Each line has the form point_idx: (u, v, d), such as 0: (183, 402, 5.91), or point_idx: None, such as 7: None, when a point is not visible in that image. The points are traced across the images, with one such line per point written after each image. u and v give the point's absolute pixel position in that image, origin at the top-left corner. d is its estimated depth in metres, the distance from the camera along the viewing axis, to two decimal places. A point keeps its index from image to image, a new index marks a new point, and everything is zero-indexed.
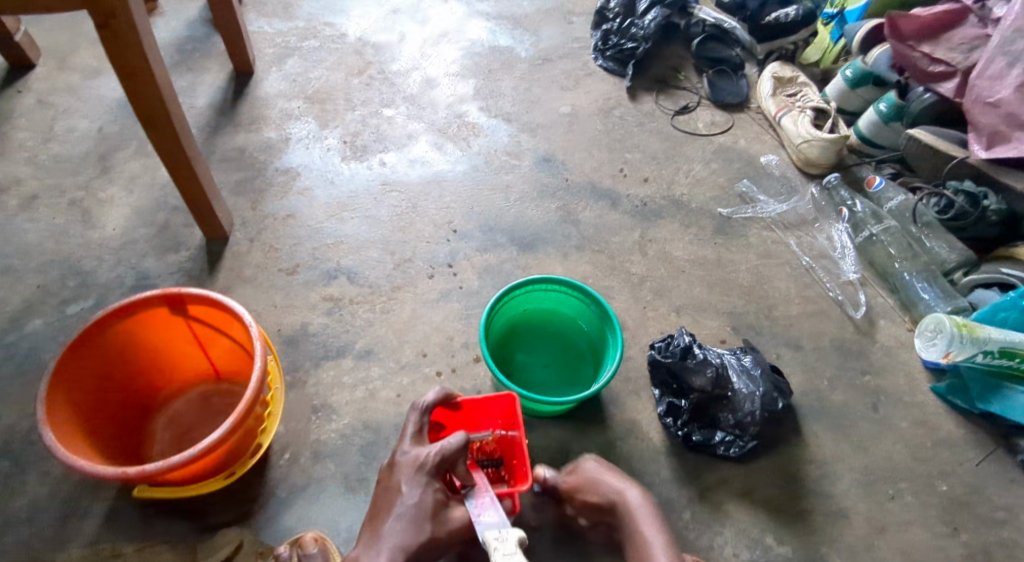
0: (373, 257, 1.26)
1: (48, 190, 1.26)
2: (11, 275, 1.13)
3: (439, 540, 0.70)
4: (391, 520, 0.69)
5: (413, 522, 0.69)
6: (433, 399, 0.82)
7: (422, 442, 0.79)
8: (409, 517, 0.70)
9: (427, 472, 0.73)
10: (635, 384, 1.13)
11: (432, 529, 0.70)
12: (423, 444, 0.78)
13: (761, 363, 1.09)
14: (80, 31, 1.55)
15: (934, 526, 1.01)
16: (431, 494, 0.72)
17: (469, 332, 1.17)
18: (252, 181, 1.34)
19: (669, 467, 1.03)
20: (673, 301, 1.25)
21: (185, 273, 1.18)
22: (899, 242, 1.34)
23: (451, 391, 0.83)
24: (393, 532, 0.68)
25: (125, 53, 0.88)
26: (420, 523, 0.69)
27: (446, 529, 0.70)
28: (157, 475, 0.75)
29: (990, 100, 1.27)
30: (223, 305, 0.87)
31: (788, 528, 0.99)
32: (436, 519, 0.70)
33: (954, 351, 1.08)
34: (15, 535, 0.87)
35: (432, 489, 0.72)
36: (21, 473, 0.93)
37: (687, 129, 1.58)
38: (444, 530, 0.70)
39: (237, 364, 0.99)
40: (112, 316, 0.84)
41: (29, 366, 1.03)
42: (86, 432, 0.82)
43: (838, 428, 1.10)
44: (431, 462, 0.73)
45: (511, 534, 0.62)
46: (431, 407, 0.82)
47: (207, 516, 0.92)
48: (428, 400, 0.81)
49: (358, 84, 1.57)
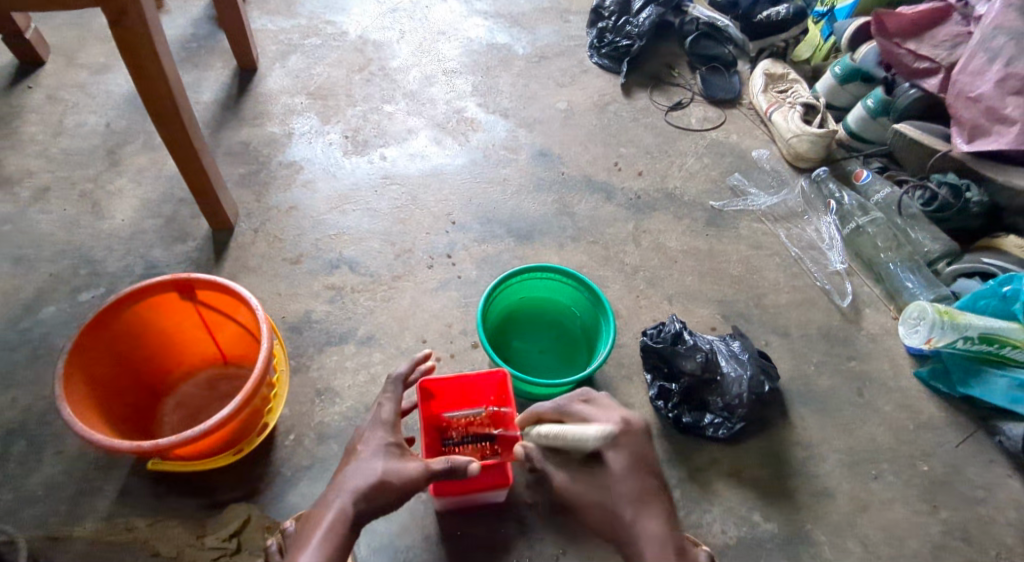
0: (374, 248, 1.30)
1: (59, 182, 1.29)
2: (24, 264, 1.17)
3: (389, 485, 0.71)
4: (347, 470, 0.73)
5: (365, 469, 0.72)
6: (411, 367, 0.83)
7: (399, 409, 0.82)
8: (363, 466, 0.73)
9: (384, 427, 0.77)
10: (628, 369, 1.17)
11: (381, 472, 0.72)
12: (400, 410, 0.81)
13: (749, 348, 1.13)
14: (88, 28, 1.59)
15: (915, 504, 1.05)
16: (387, 450, 0.75)
17: (468, 320, 1.21)
18: (256, 174, 1.38)
19: (659, 448, 1.07)
20: (665, 291, 1.29)
21: (193, 263, 1.22)
22: (885, 234, 1.36)
23: (423, 358, 0.83)
24: (346, 479, 0.71)
25: (137, 50, 0.91)
26: (370, 468, 0.72)
27: (396, 473, 0.72)
28: (169, 449, 0.79)
29: (971, 95, 1.31)
30: (230, 290, 0.91)
31: (775, 506, 1.02)
32: (387, 465, 0.73)
33: (936, 336, 1.12)
34: (32, 510, 0.91)
35: (388, 443, 0.76)
36: (37, 451, 0.96)
37: (680, 125, 1.61)
38: (395, 475, 0.72)
39: (243, 349, 1.03)
40: (125, 300, 0.88)
41: (43, 350, 1.07)
42: (101, 410, 0.86)
43: (823, 411, 1.14)
44: (389, 418, 0.78)
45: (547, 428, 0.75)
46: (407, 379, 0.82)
47: (215, 493, 0.96)
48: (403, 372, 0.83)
49: (359, 81, 1.61)
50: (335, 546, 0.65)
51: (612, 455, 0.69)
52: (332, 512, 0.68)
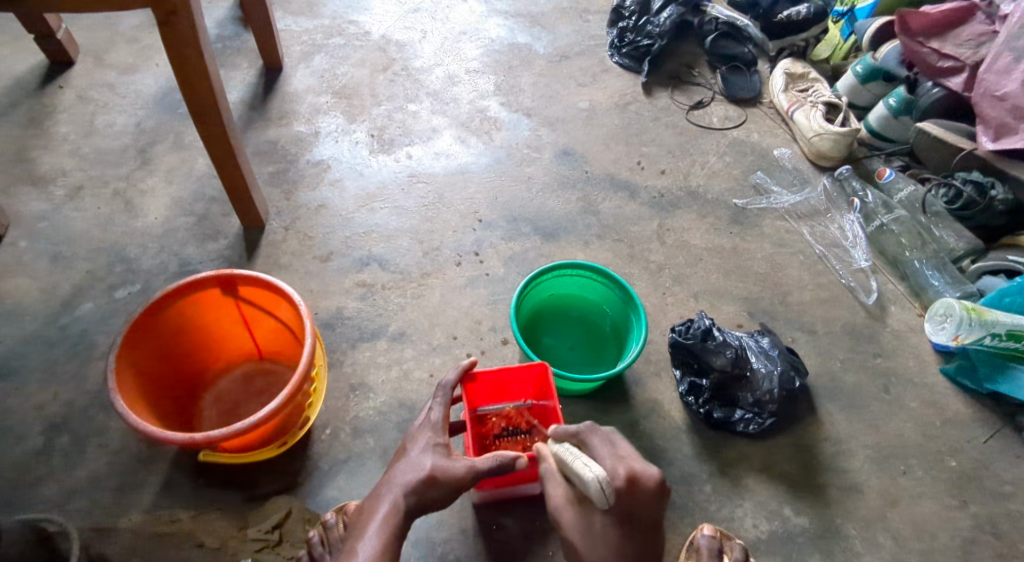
0: (403, 245, 1.31)
1: (93, 181, 1.31)
2: (61, 261, 1.19)
3: (437, 481, 0.73)
4: (396, 467, 0.76)
5: (412, 467, 0.75)
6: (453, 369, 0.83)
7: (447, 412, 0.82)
8: (410, 464, 0.75)
9: (432, 426, 0.79)
10: (656, 365, 1.18)
11: (429, 469, 0.74)
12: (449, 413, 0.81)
13: (778, 344, 1.14)
14: (117, 29, 1.61)
15: (944, 499, 1.06)
16: (432, 449, 0.77)
17: (497, 317, 1.22)
18: (285, 173, 1.40)
19: (690, 444, 1.08)
20: (691, 288, 1.30)
21: (225, 260, 1.23)
22: (909, 232, 1.39)
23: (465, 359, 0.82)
24: (395, 476, 0.75)
25: (185, 49, 0.93)
26: (418, 464, 0.75)
27: (442, 469, 0.73)
28: (220, 441, 0.80)
29: (997, 94, 1.32)
30: (273, 286, 0.92)
31: (806, 501, 1.03)
32: (435, 462, 0.74)
33: (963, 334, 1.12)
34: (78, 502, 0.93)
35: (435, 443, 0.77)
36: (81, 445, 0.98)
37: (701, 124, 1.62)
38: (441, 472, 0.73)
39: (280, 345, 1.05)
40: (171, 295, 0.90)
41: (82, 346, 1.09)
42: (148, 403, 0.88)
43: (851, 407, 1.15)
44: (437, 420, 0.79)
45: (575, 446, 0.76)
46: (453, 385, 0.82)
47: (255, 486, 0.97)
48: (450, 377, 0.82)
49: (383, 81, 1.62)
50: (390, 538, 0.70)
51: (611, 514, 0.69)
52: (384, 507, 0.72)
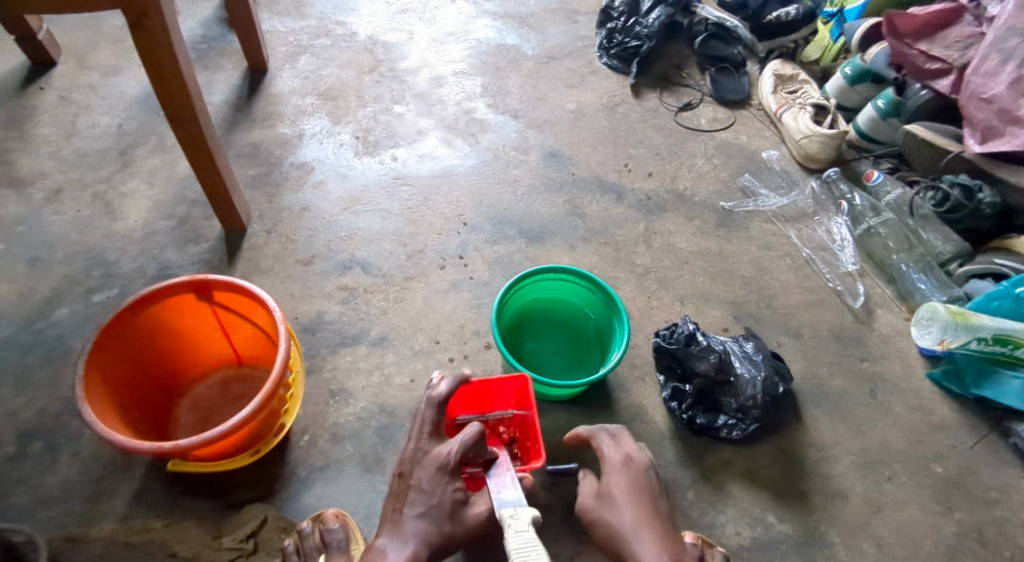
0: (386, 248, 1.30)
1: (72, 184, 1.30)
2: (38, 265, 1.17)
3: (456, 535, 0.79)
4: (414, 517, 0.79)
5: (434, 520, 0.79)
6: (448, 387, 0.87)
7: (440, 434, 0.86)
8: (431, 516, 0.79)
9: (446, 472, 0.81)
10: (640, 370, 1.17)
11: (451, 526, 0.79)
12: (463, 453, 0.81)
13: (762, 349, 1.13)
14: (99, 29, 1.59)
15: (929, 506, 1.05)
16: (450, 493, 0.80)
17: (480, 321, 1.21)
18: (268, 175, 1.39)
19: (673, 449, 1.07)
20: (677, 292, 1.29)
21: (206, 264, 1.22)
22: (897, 235, 1.37)
23: (463, 378, 0.87)
24: (415, 526, 0.78)
25: (156, 51, 0.92)
26: (438, 520, 0.79)
27: (463, 526, 0.79)
28: (189, 450, 0.79)
29: (984, 96, 1.31)
30: (248, 291, 0.91)
31: (789, 507, 1.02)
32: (455, 517, 0.80)
33: (949, 338, 1.13)
34: (50, 510, 0.92)
35: (451, 487, 0.81)
36: (54, 452, 0.97)
37: (689, 125, 1.62)
38: (462, 525, 0.79)
39: (258, 350, 1.04)
40: (144, 300, 0.89)
41: (58, 351, 1.07)
42: (120, 411, 0.87)
43: (836, 412, 1.14)
44: (450, 461, 0.81)
45: (525, 512, 0.65)
46: (444, 401, 0.87)
47: (232, 494, 0.96)
48: (442, 394, 0.86)
49: (370, 82, 1.61)
50: None
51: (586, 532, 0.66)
52: (407, 557, 0.75)
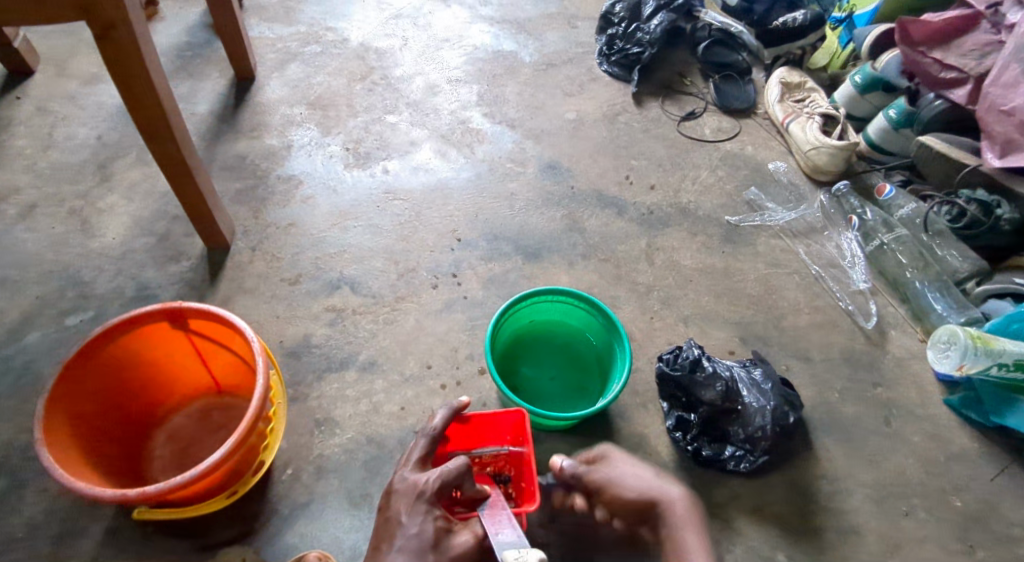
0: (376, 266, 1.24)
1: (47, 199, 1.24)
2: (9, 285, 1.12)
3: None
4: (392, 554, 0.66)
5: (414, 553, 0.66)
6: (445, 415, 0.81)
7: (427, 464, 0.78)
8: (411, 549, 0.66)
9: (427, 500, 0.72)
10: (642, 396, 1.11)
11: (435, 558, 0.66)
12: (445, 481, 0.73)
13: (771, 376, 1.06)
14: (80, 36, 1.54)
15: (950, 544, 0.99)
16: (432, 521, 0.70)
17: (474, 344, 1.15)
18: (253, 189, 1.33)
19: (677, 483, 1.01)
20: (680, 312, 1.23)
21: (186, 284, 1.16)
22: (910, 251, 1.31)
23: (458, 407, 0.81)
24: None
25: (127, 63, 0.86)
26: (420, 554, 0.66)
27: (449, 556, 0.66)
28: (159, 496, 0.73)
29: (1004, 108, 1.24)
30: (224, 320, 0.86)
31: (800, 546, 0.97)
32: (439, 551, 0.67)
33: (968, 363, 1.06)
34: (13, 554, 0.86)
35: (433, 517, 0.71)
36: (19, 490, 0.91)
37: (692, 135, 1.56)
38: (447, 558, 0.66)
39: (238, 378, 0.98)
40: (113, 330, 0.83)
41: (27, 379, 1.02)
42: (86, 452, 0.81)
43: (849, 442, 1.08)
44: (429, 489, 0.72)
45: (532, 554, 0.57)
46: (438, 431, 0.80)
47: (208, 534, 0.90)
48: (436, 424, 0.80)
49: (361, 91, 1.55)
50: None
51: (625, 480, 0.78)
52: None
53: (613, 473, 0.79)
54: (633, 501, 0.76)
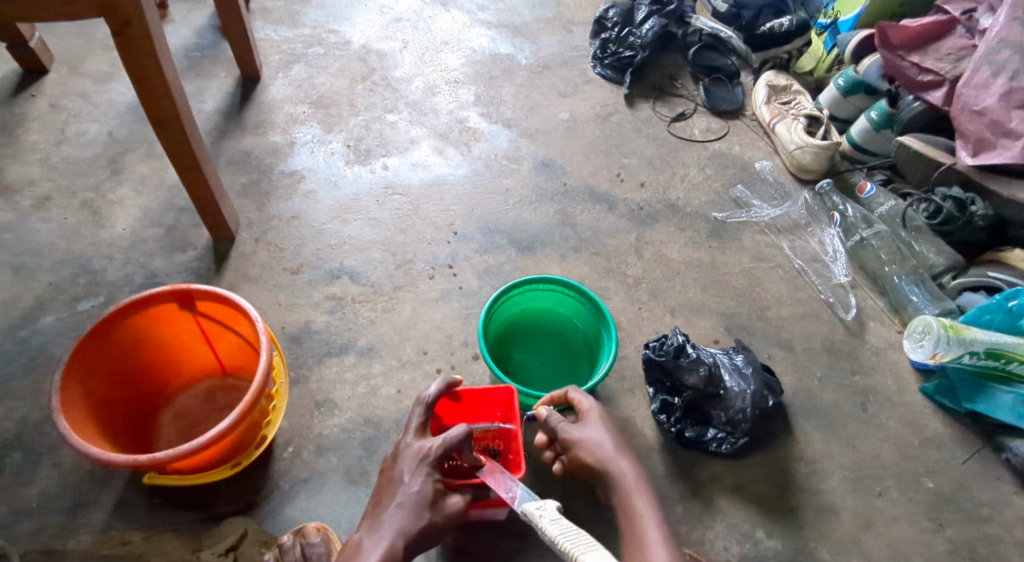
0: (375, 257, 1.29)
1: (60, 191, 1.29)
2: (23, 272, 1.17)
3: (436, 526, 0.73)
4: (393, 507, 0.73)
5: (413, 509, 0.72)
6: (439, 386, 0.85)
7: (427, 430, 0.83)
8: (410, 505, 0.73)
9: (430, 463, 0.77)
10: (629, 382, 1.16)
11: (430, 515, 0.73)
12: (448, 449, 0.78)
13: (752, 362, 1.11)
14: (92, 37, 1.59)
15: (921, 522, 1.03)
16: (431, 483, 0.75)
17: (469, 332, 1.20)
18: (258, 184, 1.38)
19: (661, 463, 1.06)
20: (668, 302, 1.28)
21: (192, 272, 1.21)
22: (889, 246, 1.35)
23: (454, 382, 0.85)
24: (395, 517, 0.72)
25: (140, 58, 0.92)
26: (418, 510, 0.73)
27: (443, 516, 0.74)
28: (166, 463, 0.78)
29: (976, 109, 1.30)
30: (230, 301, 0.91)
31: (778, 523, 1.01)
32: (434, 510, 0.74)
33: (941, 351, 1.13)
34: (28, 522, 0.90)
35: (433, 479, 0.76)
36: (33, 463, 0.96)
37: (683, 136, 1.61)
38: (441, 517, 0.74)
39: (242, 359, 1.03)
40: (125, 310, 0.88)
41: (41, 359, 1.07)
42: (97, 423, 0.86)
43: (827, 427, 1.13)
44: (433, 453, 0.77)
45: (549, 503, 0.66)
46: (434, 401, 0.84)
47: (213, 506, 0.95)
48: (431, 394, 0.84)
49: (362, 91, 1.61)
50: None
51: (593, 435, 0.84)
52: (381, 550, 0.68)
53: (591, 434, 0.84)
54: (591, 463, 0.82)
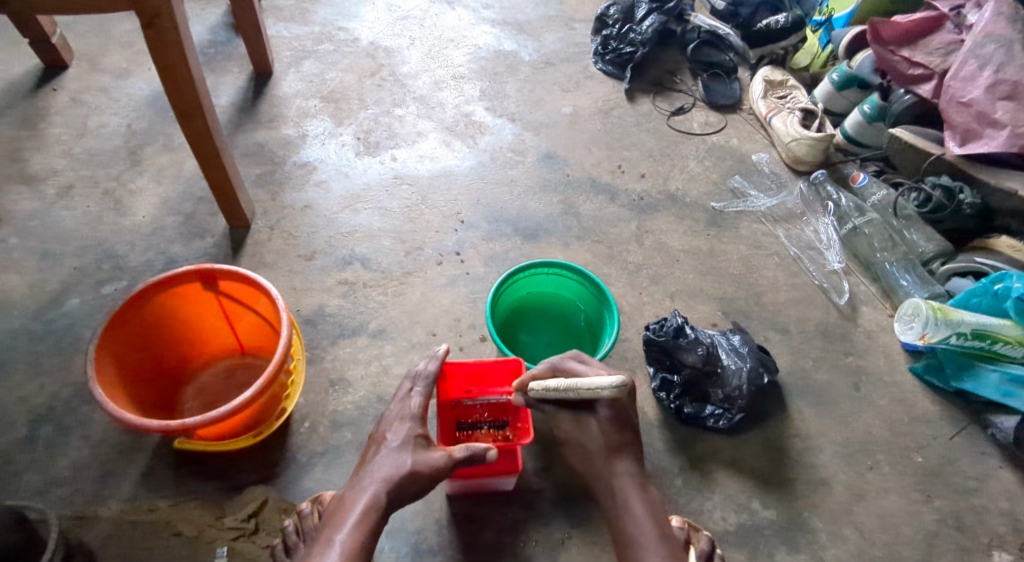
0: (385, 245, 1.34)
1: (83, 181, 1.34)
2: (50, 257, 1.22)
3: (418, 474, 0.78)
4: (377, 460, 0.81)
5: (394, 459, 0.80)
6: (433, 362, 0.90)
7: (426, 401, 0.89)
8: (392, 456, 0.80)
9: (411, 421, 0.85)
10: (631, 363, 1.21)
11: (412, 465, 0.79)
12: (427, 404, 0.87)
13: (748, 342, 1.16)
14: (110, 34, 1.65)
15: (910, 493, 1.08)
16: (413, 438, 0.83)
17: (476, 315, 1.25)
18: (272, 174, 1.43)
19: (662, 438, 1.10)
20: (667, 288, 1.33)
21: (210, 258, 1.26)
22: (880, 234, 1.41)
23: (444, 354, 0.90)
24: (379, 468, 0.79)
25: (166, 50, 0.97)
26: (399, 459, 0.79)
27: (422, 462, 0.79)
28: (196, 429, 0.82)
29: (963, 100, 1.36)
30: (252, 280, 0.95)
31: (773, 494, 1.06)
32: (417, 458, 0.79)
33: (929, 333, 1.14)
34: (60, 491, 0.95)
35: (415, 434, 0.83)
36: (64, 437, 1.01)
37: (682, 129, 1.66)
38: (423, 464, 0.79)
39: (260, 339, 1.08)
40: (151, 289, 0.92)
41: (68, 339, 1.11)
42: (128, 395, 0.90)
43: (821, 405, 1.18)
44: (414, 412, 0.85)
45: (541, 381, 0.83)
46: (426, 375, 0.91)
47: (235, 477, 1.00)
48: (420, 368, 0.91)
49: (371, 85, 1.66)
50: (367, 529, 0.73)
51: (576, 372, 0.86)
52: (362, 500, 0.75)
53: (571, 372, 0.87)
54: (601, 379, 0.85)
